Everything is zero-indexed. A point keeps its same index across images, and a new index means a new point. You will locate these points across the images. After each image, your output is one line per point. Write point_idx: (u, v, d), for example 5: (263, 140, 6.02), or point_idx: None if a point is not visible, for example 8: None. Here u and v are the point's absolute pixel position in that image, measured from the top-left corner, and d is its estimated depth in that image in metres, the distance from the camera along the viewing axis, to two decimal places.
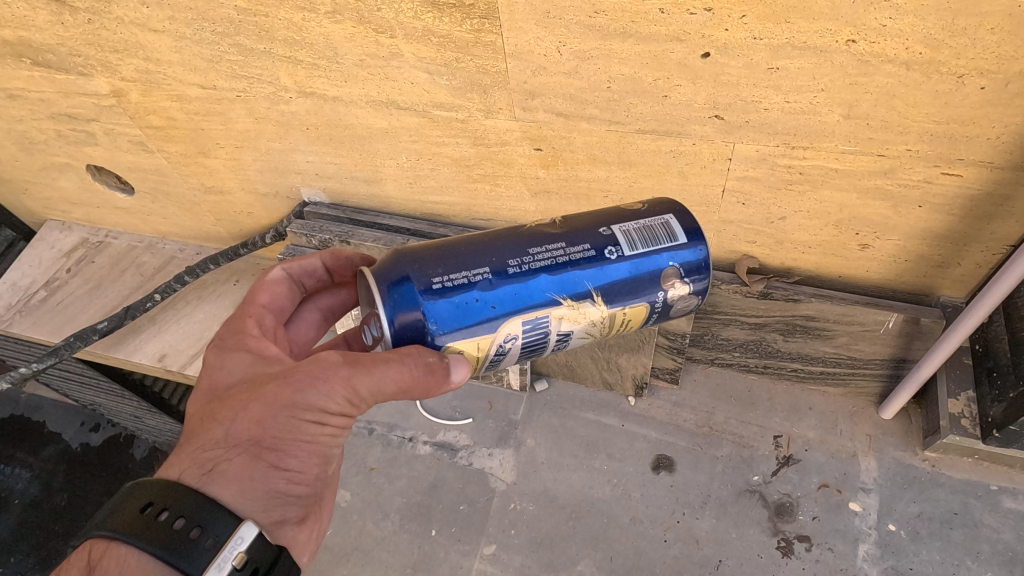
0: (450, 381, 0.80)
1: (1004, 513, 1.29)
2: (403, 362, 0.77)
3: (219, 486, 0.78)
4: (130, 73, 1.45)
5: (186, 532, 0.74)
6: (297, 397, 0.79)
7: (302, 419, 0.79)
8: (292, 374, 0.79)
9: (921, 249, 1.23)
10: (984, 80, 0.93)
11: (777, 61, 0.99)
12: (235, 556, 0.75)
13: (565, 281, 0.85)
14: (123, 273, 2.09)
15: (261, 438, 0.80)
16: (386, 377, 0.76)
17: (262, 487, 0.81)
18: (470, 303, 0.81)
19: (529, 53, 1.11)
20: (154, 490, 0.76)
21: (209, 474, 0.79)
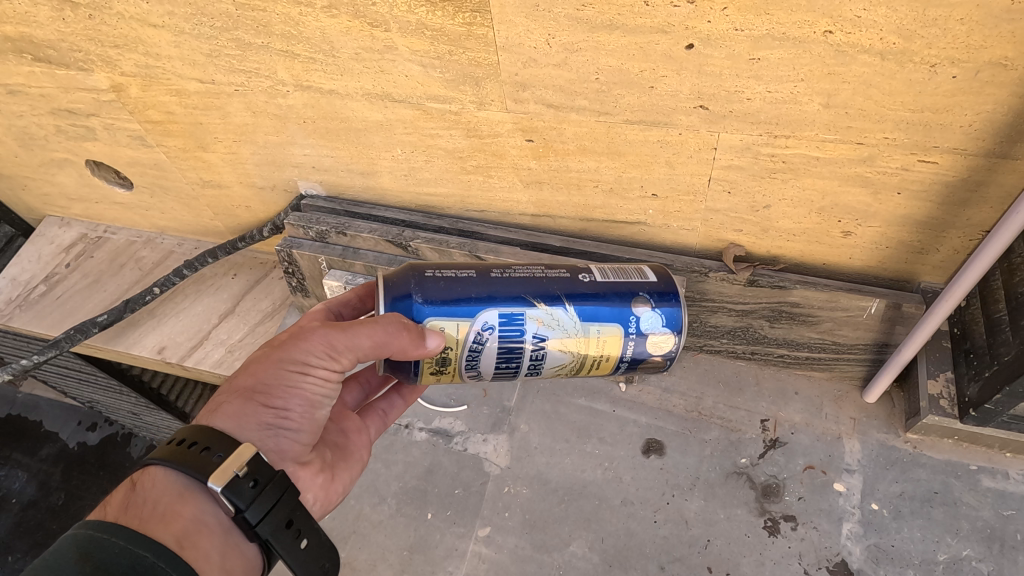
0: (426, 345, 0.96)
1: (983, 491, 1.33)
2: (376, 329, 0.94)
3: (220, 418, 0.97)
4: (129, 68, 1.48)
5: (199, 451, 0.91)
6: (291, 352, 1.00)
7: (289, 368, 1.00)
8: (290, 338, 1.01)
9: (901, 235, 1.27)
10: (955, 69, 0.96)
11: (758, 52, 1.03)
12: (236, 464, 0.90)
13: (541, 291, 1.03)
14: (122, 267, 2.12)
15: (260, 384, 0.99)
16: (360, 338, 0.94)
17: (254, 421, 0.97)
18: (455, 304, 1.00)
19: (519, 45, 1.15)
20: (178, 430, 0.95)
21: (213, 415, 0.98)
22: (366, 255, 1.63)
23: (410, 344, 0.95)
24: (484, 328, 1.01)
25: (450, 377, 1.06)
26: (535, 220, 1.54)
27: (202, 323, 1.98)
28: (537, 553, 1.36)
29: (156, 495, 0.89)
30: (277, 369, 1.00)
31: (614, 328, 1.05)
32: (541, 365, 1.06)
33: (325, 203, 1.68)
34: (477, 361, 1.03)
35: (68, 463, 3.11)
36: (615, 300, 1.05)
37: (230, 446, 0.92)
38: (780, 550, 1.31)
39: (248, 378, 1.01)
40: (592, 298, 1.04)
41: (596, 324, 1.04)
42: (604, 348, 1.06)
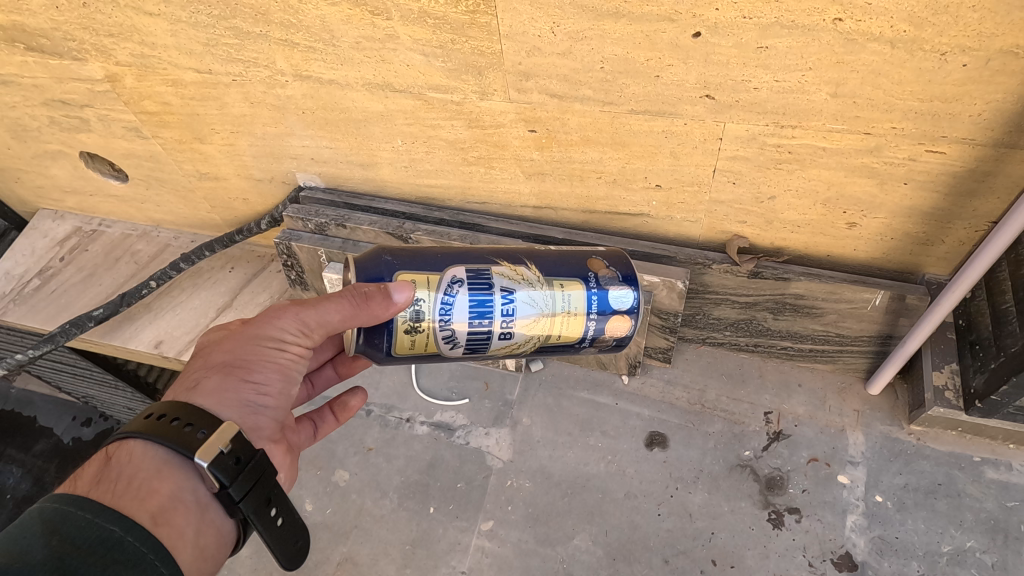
0: (394, 300, 0.97)
1: (987, 483, 1.33)
2: (342, 302, 0.95)
3: (198, 399, 0.95)
4: (124, 57, 1.45)
5: (181, 427, 0.90)
6: (265, 329, 1.01)
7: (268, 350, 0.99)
8: (260, 316, 1.03)
9: (907, 226, 1.26)
10: (966, 57, 0.95)
11: (766, 40, 1.01)
12: (221, 441, 0.89)
13: (509, 259, 1.09)
14: (117, 261, 2.09)
15: (236, 360, 0.99)
16: (327, 312, 0.96)
17: (235, 396, 0.97)
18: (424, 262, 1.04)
19: (523, 34, 1.13)
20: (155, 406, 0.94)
21: (190, 395, 0.96)
22: (366, 247, 1.62)
23: (378, 309, 0.96)
24: (452, 277, 1.03)
25: (427, 345, 1.04)
26: (537, 212, 1.53)
27: (198, 318, 1.96)
28: (540, 546, 1.35)
29: (132, 470, 0.87)
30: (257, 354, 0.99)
31: (574, 282, 1.07)
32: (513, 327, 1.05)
33: (324, 195, 1.67)
34: (450, 318, 1.02)
35: (63, 459, 3.08)
36: (577, 266, 1.10)
37: (214, 423, 0.91)
38: (784, 543, 1.31)
39: (224, 360, 0.99)
40: (553, 263, 1.09)
41: (558, 280, 1.07)
42: (569, 301, 1.06)
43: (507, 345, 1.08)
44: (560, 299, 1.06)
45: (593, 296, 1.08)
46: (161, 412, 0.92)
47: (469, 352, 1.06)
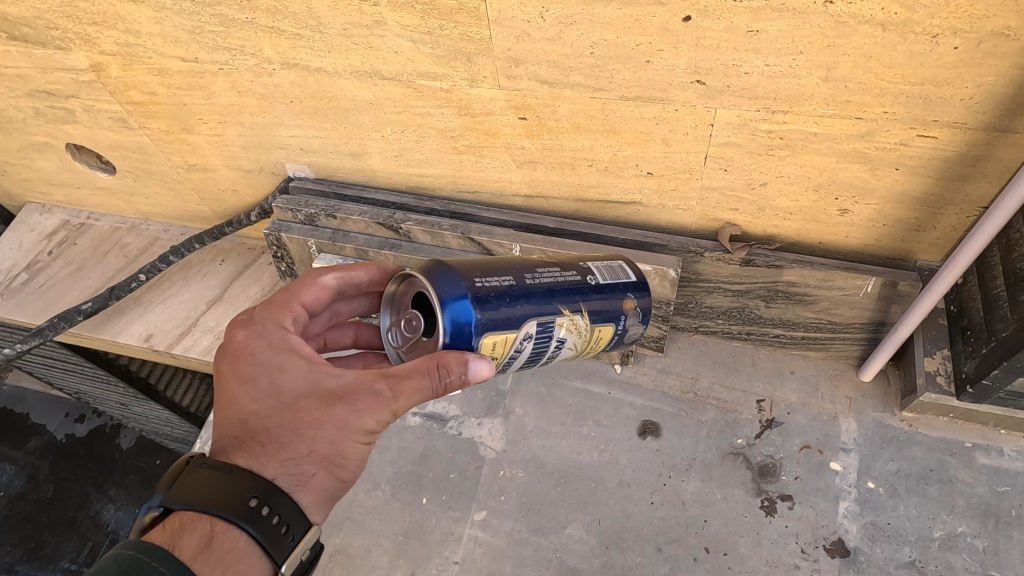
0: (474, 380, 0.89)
1: (978, 468, 1.33)
2: (432, 384, 0.86)
3: (299, 496, 0.88)
4: (109, 46, 1.43)
5: (277, 526, 0.84)
6: (359, 420, 0.87)
7: (361, 437, 0.89)
8: (355, 398, 0.87)
9: (898, 212, 1.26)
10: (958, 40, 0.95)
11: (756, 24, 1.01)
12: (303, 551, 0.87)
13: (566, 296, 1.03)
14: (106, 254, 2.08)
15: (333, 455, 0.88)
16: (419, 394, 0.87)
17: (325, 493, 0.91)
18: (500, 301, 0.95)
19: (512, 19, 1.12)
20: (246, 485, 0.83)
21: (294, 492, 0.87)
22: (356, 238, 1.59)
23: (462, 380, 0.88)
24: (524, 338, 0.98)
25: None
26: (528, 201, 1.52)
27: (189, 311, 1.94)
28: (533, 536, 1.35)
29: (224, 555, 0.81)
30: (349, 443, 0.89)
31: (608, 323, 1.09)
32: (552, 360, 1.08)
33: (313, 185, 1.65)
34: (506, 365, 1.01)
35: (56, 455, 3.07)
36: (618, 306, 1.10)
37: (304, 525, 0.87)
38: (777, 530, 1.31)
39: (312, 447, 0.87)
40: (600, 302, 1.08)
41: (598, 331, 1.08)
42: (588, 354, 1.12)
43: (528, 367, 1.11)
44: (589, 348, 1.10)
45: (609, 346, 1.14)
46: (257, 495, 0.83)
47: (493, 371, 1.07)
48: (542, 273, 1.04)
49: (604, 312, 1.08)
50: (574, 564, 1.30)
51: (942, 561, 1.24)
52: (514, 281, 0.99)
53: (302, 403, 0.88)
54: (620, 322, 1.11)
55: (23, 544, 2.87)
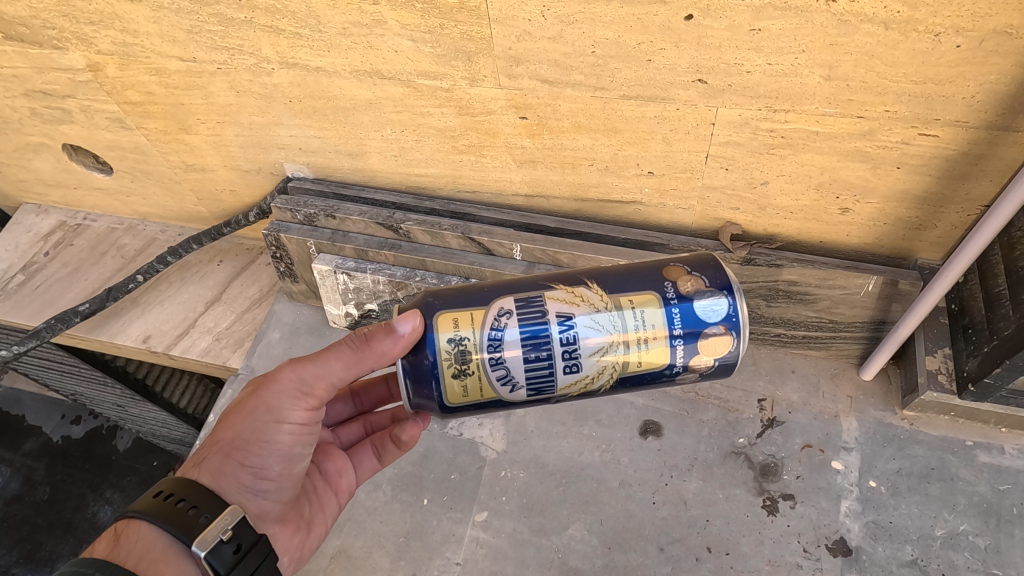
0: (391, 342, 0.91)
1: (979, 467, 1.33)
2: (341, 352, 0.96)
3: (199, 476, 0.97)
4: (106, 45, 1.42)
5: (186, 509, 0.89)
6: (262, 400, 0.98)
7: (266, 416, 0.97)
8: (259, 387, 1.00)
9: (900, 211, 1.26)
10: (960, 38, 0.95)
11: (759, 22, 1.00)
12: (222, 528, 0.89)
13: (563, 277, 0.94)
14: (103, 255, 2.06)
15: (233, 438, 0.98)
16: (328, 362, 0.96)
17: (232, 480, 0.97)
18: (465, 289, 0.94)
19: (512, 18, 1.12)
20: (162, 482, 0.92)
21: (195, 471, 0.98)
22: (356, 238, 1.59)
23: (380, 341, 0.91)
24: (498, 309, 0.91)
25: (481, 388, 0.91)
26: (529, 201, 1.51)
27: (187, 312, 1.93)
28: (534, 536, 1.35)
29: (140, 550, 0.85)
30: (253, 422, 0.97)
31: (647, 298, 0.90)
32: (578, 357, 0.90)
33: (312, 185, 1.64)
34: (499, 350, 0.89)
35: (53, 457, 3.05)
36: (652, 277, 0.92)
37: (218, 506, 0.91)
38: (779, 529, 1.31)
39: (226, 432, 0.99)
40: (619, 278, 0.93)
41: (626, 298, 0.90)
42: (645, 346, 0.90)
43: (584, 380, 0.91)
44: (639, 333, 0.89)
45: (677, 340, 0.89)
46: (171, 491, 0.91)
47: (537, 394, 0.92)
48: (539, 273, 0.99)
49: (632, 286, 0.92)
50: (576, 565, 1.30)
51: (944, 560, 1.24)
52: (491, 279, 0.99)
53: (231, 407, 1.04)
54: (665, 288, 0.91)
55: (20, 547, 2.85)
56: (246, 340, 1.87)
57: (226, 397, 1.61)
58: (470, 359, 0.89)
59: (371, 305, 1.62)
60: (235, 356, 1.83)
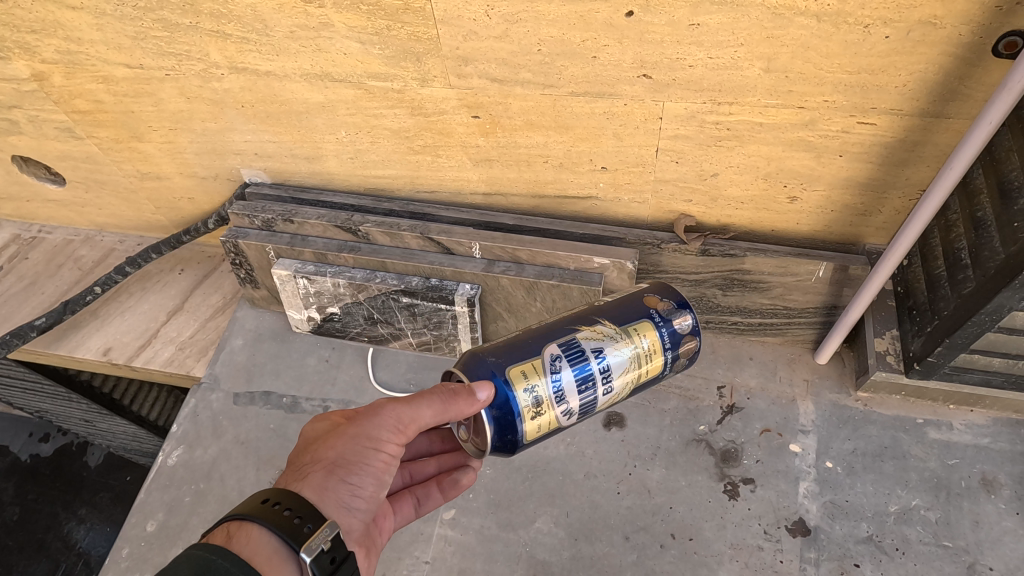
0: (475, 399, 0.91)
1: (930, 443, 1.38)
2: (435, 401, 0.92)
3: (301, 490, 0.91)
4: (50, 54, 1.40)
5: (290, 517, 0.87)
6: (360, 427, 0.95)
7: (365, 442, 0.95)
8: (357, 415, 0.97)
9: (845, 198, 1.29)
10: (888, 29, 0.98)
11: (697, 17, 1.03)
12: (324, 538, 0.87)
13: (577, 318, 1.04)
14: (60, 268, 2.02)
15: (335, 456, 0.94)
16: (422, 407, 0.93)
17: (335, 496, 0.92)
18: (514, 347, 0.97)
19: (458, 18, 1.12)
20: (269, 489, 0.91)
21: (297, 485, 0.92)
22: (315, 242, 1.57)
23: (465, 408, 0.90)
24: (552, 357, 0.97)
25: (549, 422, 0.97)
26: (487, 199, 1.52)
27: (149, 322, 1.90)
28: (502, 531, 1.36)
29: (247, 552, 0.85)
30: (355, 444, 0.94)
31: (644, 323, 1.04)
32: (611, 375, 1.00)
33: (270, 190, 1.63)
34: (561, 388, 0.96)
35: (21, 476, 2.98)
36: (640, 307, 1.06)
37: (320, 517, 0.88)
38: (740, 513, 1.34)
39: (327, 450, 0.95)
40: (618, 312, 1.05)
41: (633, 327, 1.03)
42: (650, 360, 1.04)
43: (613, 397, 1.02)
44: (637, 333, 1.03)
45: (667, 350, 1.05)
46: (275, 497, 0.90)
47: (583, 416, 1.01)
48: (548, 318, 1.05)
49: (629, 315, 1.04)
50: (544, 558, 1.32)
51: (898, 535, 1.28)
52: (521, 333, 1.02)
53: (318, 434, 1.00)
54: (651, 312, 1.05)
55: None
56: (210, 348, 1.85)
57: (189, 407, 1.59)
58: (542, 393, 0.95)
59: (333, 309, 1.60)
60: (199, 365, 1.81)
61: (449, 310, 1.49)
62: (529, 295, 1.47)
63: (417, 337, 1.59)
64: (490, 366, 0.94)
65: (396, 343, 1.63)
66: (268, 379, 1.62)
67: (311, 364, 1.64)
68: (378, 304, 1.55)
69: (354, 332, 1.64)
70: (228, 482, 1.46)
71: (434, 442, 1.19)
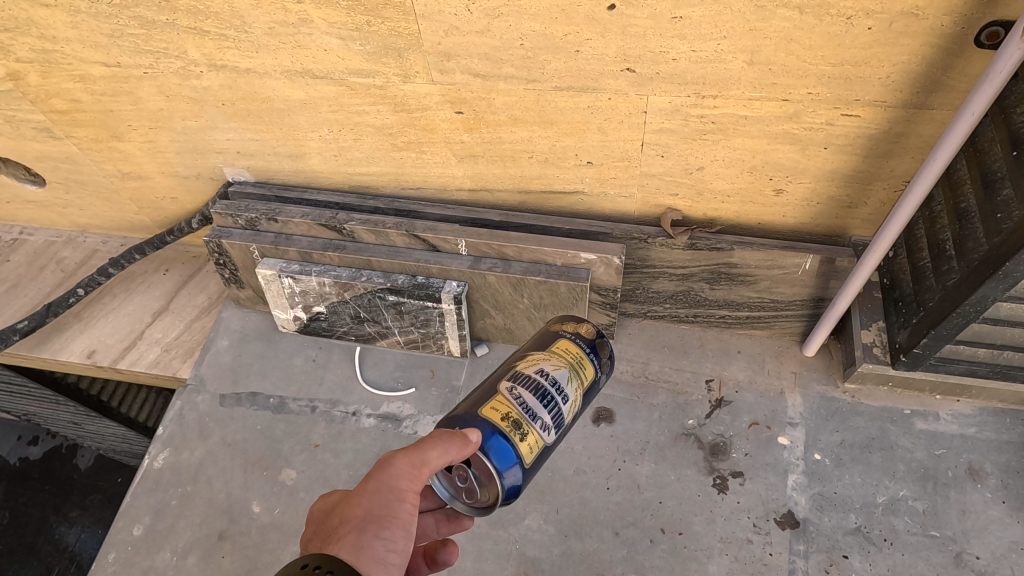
0: (469, 440, 0.91)
1: (917, 433, 1.39)
2: (439, 441, 0.89)
3: (336, 554, 0.81)
4: (25, 52, 1.37)
5: None
6: (377, 479, 0.86)
7: (389, 495, 0.85)
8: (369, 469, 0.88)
9: (830, 190, 1.29)
10: (871, 20, 0.97)
11: (679, 10, 1.02)
12: None
13: (514, 362, 1.10)
14: (42, 270, 1.99)
15: (360, 515, 0.84)
16: (430, 449, 0.88)
17: (371, 559, 0.81)
18: (473, 401, 1.01)
19: (438, 13, 1.11)
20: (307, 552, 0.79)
21: (330, 550, 0.81)
22: (299, 241, 1.56)
23: (463, 449, 0.90)
24: (512, 390, 1.02)
25: (537, 444, 1.00)
26: (473, 195, 1.51)
27: (133, 324, 1.88)
28: (492, 529, 1.35)
29: None
30: (380, 498, 0.84)
31: (566, 342, 1.12)
32: (564, 387, 1.06)
33: (253, 189, 1.61)
34: (531, 410, 1.01)
35: (10, 479, 2.94)
36: (555, 335, 1.13)
37: None
38: (729, 506, 1.34)
39: (350, 510, 0.85)
40: (541, 344, 1.12)
41: (559, 348, 1.11)
42: (584, 368, 1.10)
43: (572, 409, 1.07)
44: (576, 361, 1.10)
45: (597, 360, 1.13)
46: (313, 561, 0.78)
47: (559, 435, 1.05)
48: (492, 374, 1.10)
49: (551, 342, 1.13)
50: (534, 555, 1.31)
51: (887, 525, 1.29)
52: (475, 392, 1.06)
53: (331, 502, 0.90)
54: (565, 333, 1.14)
55: None
56: (196, 349, 1.83)
57: (175, 409, 1.57)
58: (532, 437, 0.99)
59: (319, 308, 1.58)
60: (185, 366, 1.79)
61: (436, 308, 1.48)
62: (516, 292, 1.46)
63: (404, 335, 1.58)
64: (463, 420, 0.96)
65: (383, 341, 1.62)
66: (255, 379, 1.61)
67: (298, 364, 1.63)
68: (364, 303, 1.53)
69: (340, 331, 1.62)
70: (216, 485, 1.45)
71: (442, 524, 1.12)
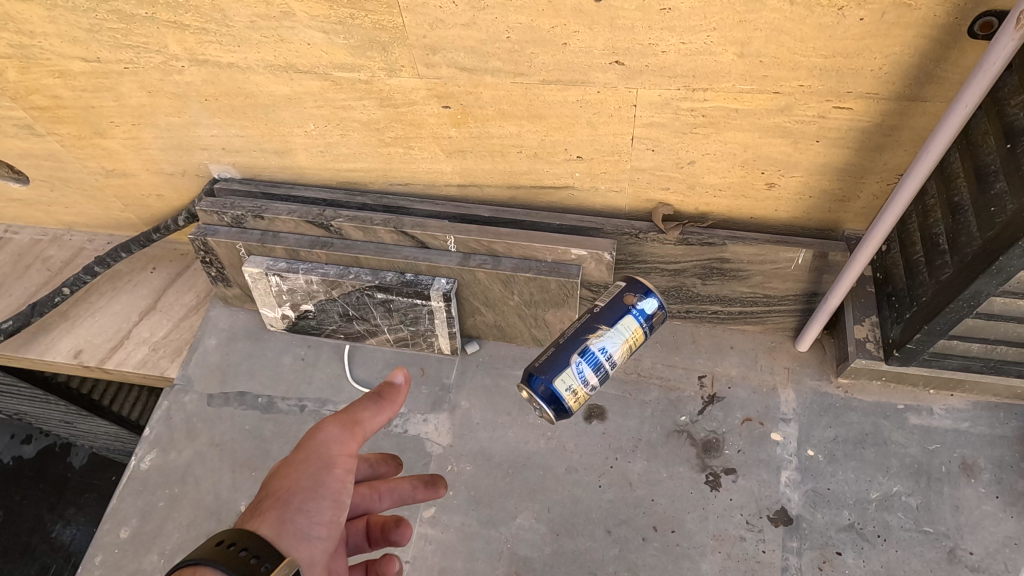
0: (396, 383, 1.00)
1: (911, 428, 1.38)
2: (368, 404, 0.98)
3: (256, 529, 0.87)
4: (3, 48, 1.34)
5: (247, 557, 0.81)
6: (312, 451, 0.94)
7: (322, 465, 0.93)
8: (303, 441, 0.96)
9: (823, 183, 1.28)
10: (863, 11, 0.96)
11: (668, 1, 1.00)
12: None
13: (585, 328, 1.20)
14: (28, 269, 1.97)
15: (291, 487, 0.91)
16: (360, 412, 0.97)
17: (291, 528, 0.89)
18: (548, 370, 1.16)
19: (423, 6, 1.09)
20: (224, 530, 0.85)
21: (252, 523, 0.88)
22: (286, 238, 1.53)
23: (393, 398, 1.00)
24: (577, 344, 1.17)
25: (585, 397, 1.18)
26: (462, 191, 1.49)
27: (121, 323, 1.86)
28: (483, 528, 1.34)
29: None
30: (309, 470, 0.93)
31: (633, 326, 1.21)
32: (614, 353, 1.19)
33: (239, 185, 1.59)
34: (593, 372, 1.17)
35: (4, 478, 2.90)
36: (622, 305, 1.22)
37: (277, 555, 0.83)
38: (722, 503, 1.33)
39: (279, 480, 0.92)
40: (612, 315, 1.21)
41: (630, 339, 1.21)
42: (636, 337, 1.22)
43: (626, 349, 1.21)
44: (631, 333, 1.21)
45: (643, 317, 1.22)
46: (232, 540, 0.83)
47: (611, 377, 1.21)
48: (567, 329, 1.22)
49: (618, 313, 1.21)
50: (526, 554, 1.30)
51: (880, 521, 1.28)
52: (552, 347, 1.20)
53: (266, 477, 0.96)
54: (622, 288, 1.24)
55: None
56: (184, 348, 1.81)
57: (162, 410, 1.55)
58: (579, 392, 1.17)
59: (307, 306, 1.56)
60: (174, 366, 1.77)
61: (425, 306, 1.46)
62: (507, 289, 1.45)
63: (394, 333, 1.56)
64: (537, 383, 1.16)
65: (373, 339, 1.60)
66: (243, 379, 1.59)
67: (287, 363, 1.61)
68: (353, 301, 1.51)
69: (329, 329, 1.60)
70: (203, 486, 1.44)
71: (419, 490, 1.16)
